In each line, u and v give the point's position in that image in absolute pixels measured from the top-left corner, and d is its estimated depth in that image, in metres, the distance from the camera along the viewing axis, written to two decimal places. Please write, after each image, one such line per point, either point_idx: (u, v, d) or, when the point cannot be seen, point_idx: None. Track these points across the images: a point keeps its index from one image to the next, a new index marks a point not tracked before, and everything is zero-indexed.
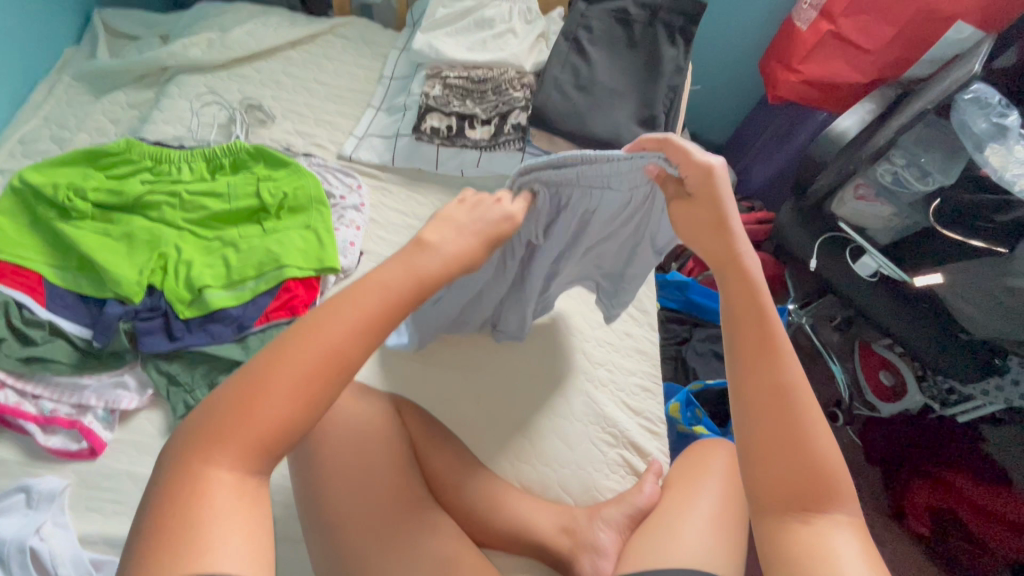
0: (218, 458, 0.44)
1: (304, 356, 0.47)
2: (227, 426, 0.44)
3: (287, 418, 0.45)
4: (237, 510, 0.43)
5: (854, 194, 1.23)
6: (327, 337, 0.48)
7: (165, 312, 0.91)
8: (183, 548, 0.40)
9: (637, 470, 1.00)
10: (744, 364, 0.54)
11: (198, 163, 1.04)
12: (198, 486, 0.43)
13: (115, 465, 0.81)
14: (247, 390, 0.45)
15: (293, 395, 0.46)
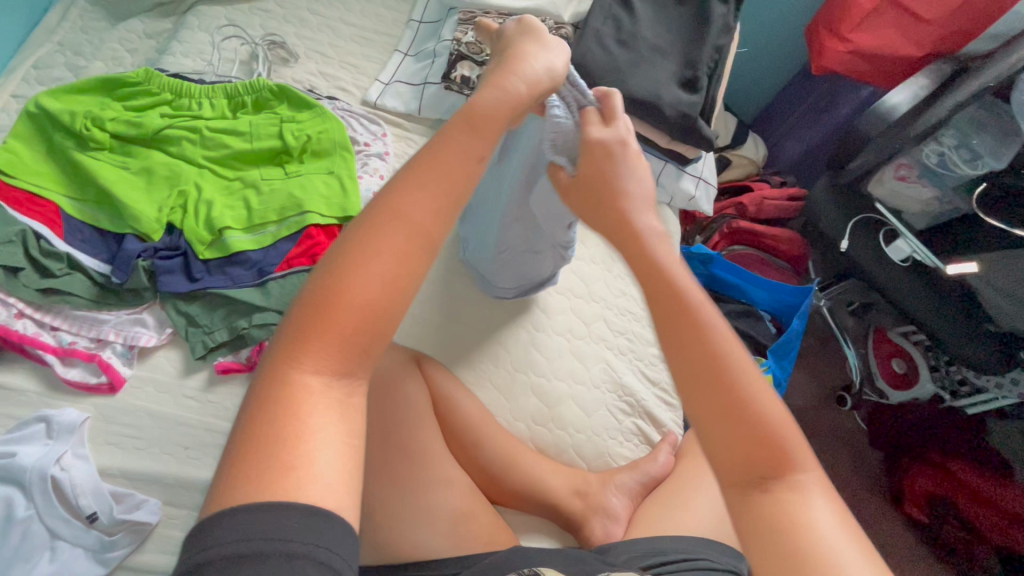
0: (311, 355, 0.40)
1: (397, 239, 0.43)
2: (313, 318, 0.40)
3: (377, 307, 0.42)
4: (337, 419, 0.39)
5: (895, 174, 1.19)
6: (411, 224, 0.44)
7: (184, 252, 0.88)
8: (284, 471, 0.35)
9: (651, 440, 1.00)
10: (664, 332, 0.49)
11: (219, 99, 1.00)
12: (290, 395, 0.38)
13: (133, 401, 0.81)
14: (337, 272, 0.41)
15: (379, 275, 0.42)
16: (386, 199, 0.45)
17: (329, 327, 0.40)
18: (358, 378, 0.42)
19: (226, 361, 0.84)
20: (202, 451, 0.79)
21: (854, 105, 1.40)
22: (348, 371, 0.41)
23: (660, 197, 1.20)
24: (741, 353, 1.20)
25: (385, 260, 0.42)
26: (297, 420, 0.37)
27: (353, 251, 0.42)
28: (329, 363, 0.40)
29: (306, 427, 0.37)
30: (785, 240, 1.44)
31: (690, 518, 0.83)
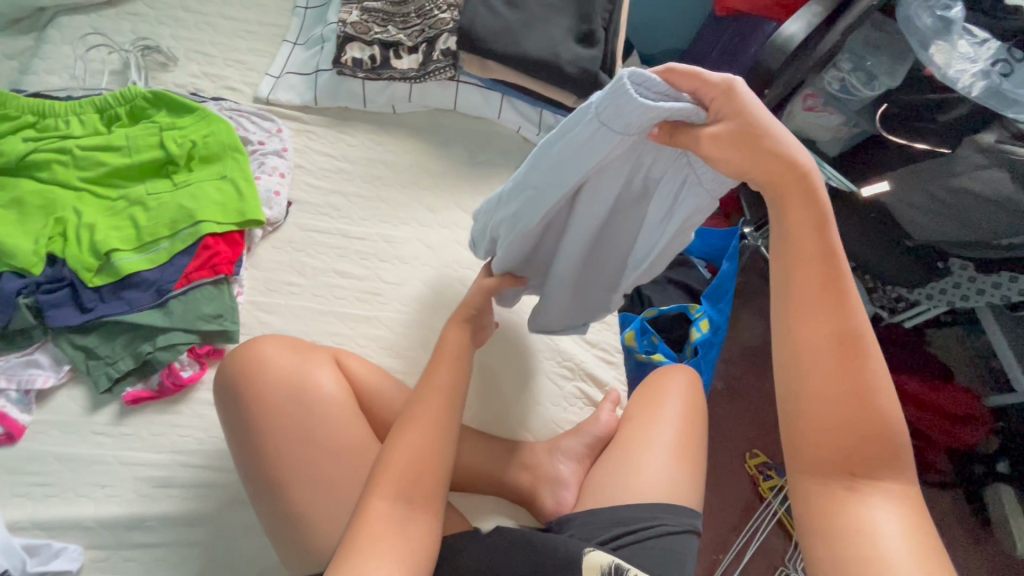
0: (378, 493, 0.60)
1: (427, 418, 0.66)
2: (381, 477, 0.61)
3: (426, 457, 0.63)
4: (404, 528, 0.59)
5: (803, 105, 1.22)
6: (440, 393, 0.68)
7: (71, 282, 0.82)
8: (355, 558, 0.56)
9: (595, 401, 1.00)
10: (796, 308, 0.53)
11: (89, 115, 0.91)
12: (364, 517, 0.59)
13: (38, 447, 0.76)
14: (400, 433, 0.64)
15: (421, 441, 0.64)
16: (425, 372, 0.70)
17: (386, 482, 0.61)
18: (416, 504, 0.61)
19: (135, 391, 0.80)
20: (120, 487, 0.76)
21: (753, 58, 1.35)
22: (410, 497, 0.61)
23: None
24: (677, 302, 1.20)
25: (428, 433, 0.65)
26: (371, 534, 0.58)
27: (403, 420, 0.65)
28: (394, 495, 0.60)
29: (366, 553, 0.56)
30: None
31: (643, 483, 0.82)
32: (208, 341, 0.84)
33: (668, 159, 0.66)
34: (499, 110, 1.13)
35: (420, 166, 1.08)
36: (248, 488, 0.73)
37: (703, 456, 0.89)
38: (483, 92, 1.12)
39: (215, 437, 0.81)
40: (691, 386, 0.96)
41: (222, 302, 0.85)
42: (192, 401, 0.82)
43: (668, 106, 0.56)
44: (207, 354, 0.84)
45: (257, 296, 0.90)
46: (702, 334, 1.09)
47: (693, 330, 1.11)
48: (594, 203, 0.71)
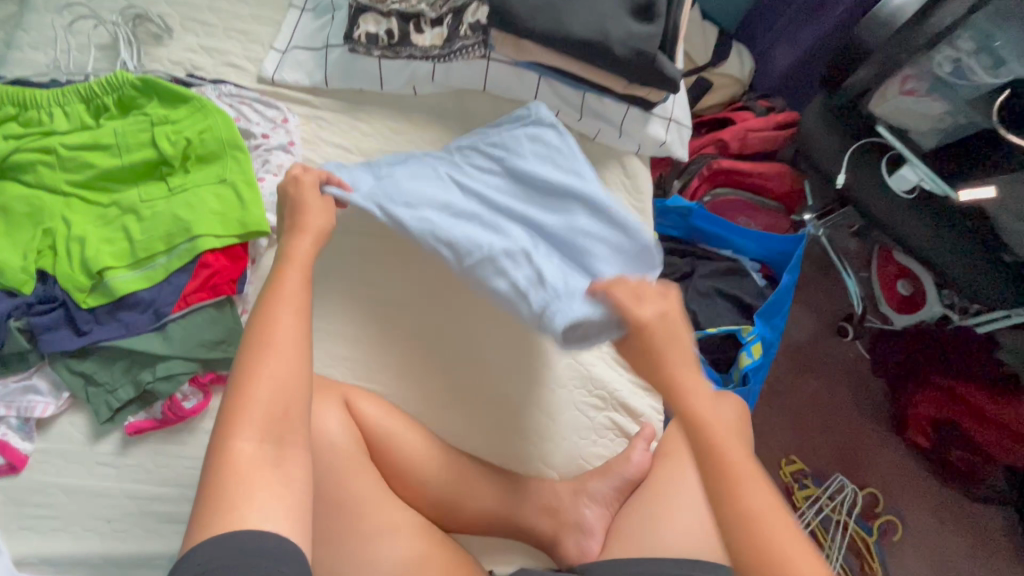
0: (241, 432, 0.48)
1: (289, 333, 0.53)
2: (236, 407, 0.49)
3: (301, 378, 0.52)
4: (276, 472, 0.48)
5: (900, 88, 1.01)
6: (297, 305, 0.56)
7: (64, 302, 0.75)
8: (232, 508, 0.44)
9: (628, 433, 0.91)
10: (723, 486, 0.48)
11: (74, 105, 0.81)
12: (227, 462, 0.47)
13: (43, 478, 0.73)
14: (248, 360, 0.51)
15: (289, 359, 0.52)
16: (274, 288, 0.57)
17: (253, 415, 0.48)
18: (289, 441, 0.50)
19: (137, 421, 0.75)
20: (127, 522, 0.73)
21: (837, 20, 1.19)
22: (279, 436, 0.49)
23: (627, 146, 1.05)
24: (726, 317, 1.08)
25: (295, 351, 0.53)
26: (244, 480, 0.46)
27: (262, 338, 0.52)
28: (261, 432, 0.48)
29: (250, 497, 0.45)
30: (774, 177, 1.19)
31: (674, 533, 0.77)
32: (210, 369, 0.77)
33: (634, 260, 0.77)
34: (536, 92, 0.98)
35: None
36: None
37: (745, 504, 0.83)
38: (518, 72, 0.95)
39: None
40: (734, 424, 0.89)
41: (223, 327, 0.78)
42: (197, 431, 0.77)
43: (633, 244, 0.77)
44: (211, 382, 0.77)
45: None
46: (752, 361, 0.98)
47: (742, 354, 1.00)
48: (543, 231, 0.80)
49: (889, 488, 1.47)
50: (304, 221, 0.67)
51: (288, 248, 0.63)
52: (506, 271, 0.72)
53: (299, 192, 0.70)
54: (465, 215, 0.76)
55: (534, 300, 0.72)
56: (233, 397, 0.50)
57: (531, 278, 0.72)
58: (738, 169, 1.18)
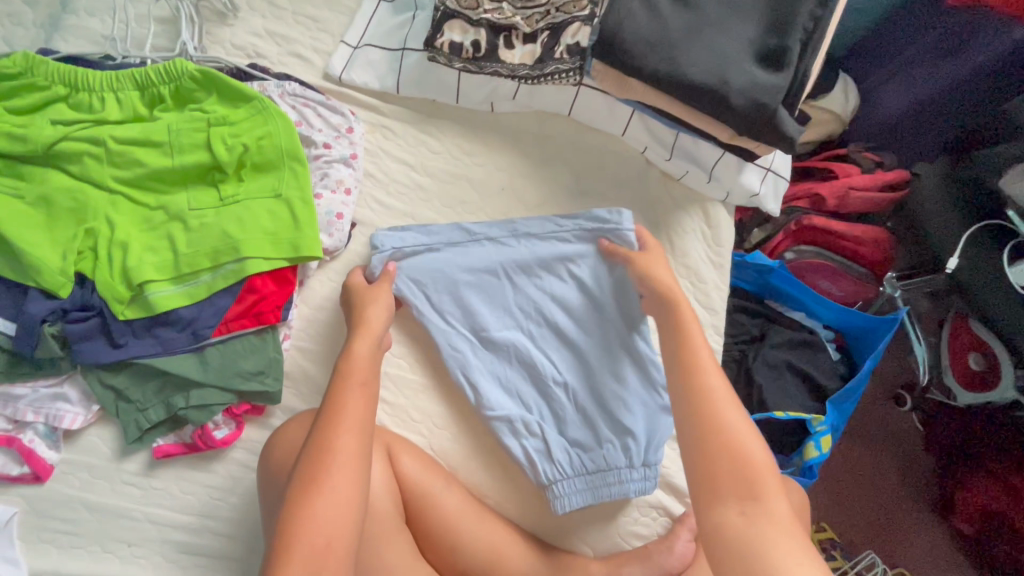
0: (286, 573, 0.51)
1: (348, 460, 0.57)
2: (286, 535, 0.53)
3: (351, 510, 0.55)
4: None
5: None
6: (355, 428, 0.59)
7: (101, 310, 0.71)
8: None
9: (673, 514, 0.84)
10: (701, 431, 0.60)
11: (128, 92, 0.74)
12: None
13: (67, 491, 0.70)
14: (304, 502, 0.54)
15: (343, 483, 0.56)
16: (333, 406, 0.61)
17: (298, 553, 0.52)
18: (328, 572, 0.52)
19: (166, 444, 0.72)
20: (147, 548, 0.70)
21: (975, 66, 1.00)
22: (317, 568, 0.52)
23: (714, 193, 0.94)
24: (791, 394, 0.99)
25: (347, 479, 0.56)
26: None
27: (315, 474, 0.56)
28: (301, 569, 0.51)
29: None
30: (869, 244, 1.06)
31: None
32: (245, 400, 0.72)
33: (656, 416, 0.80)
34: (625, 126, 0.89)
35: (512, 189, 0.88)
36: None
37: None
38: (609, 102, 0.87)
39: (245, 507, 0.72)
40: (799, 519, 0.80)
41: (260, 357, 0.73)
42: (226, 461, 0.73)
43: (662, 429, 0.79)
44: (245, 412, 0.73)
45: (307, 343, 0.77)
46: (820, 455, 0.91)
47: (810, 445, 0.92)
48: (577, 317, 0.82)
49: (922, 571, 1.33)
50: (365, 320, 0.71)
51: (347, 352, 0.66)
52: (521, 435, 0.78)
53: (354, 281, 0.76)
54: (511, 319, 0.82)
55: (540, 470, 0.78)
56: (286, 532, 0.53)
57: (543, 448, 0.78)
58: (831, 229, 1.06)
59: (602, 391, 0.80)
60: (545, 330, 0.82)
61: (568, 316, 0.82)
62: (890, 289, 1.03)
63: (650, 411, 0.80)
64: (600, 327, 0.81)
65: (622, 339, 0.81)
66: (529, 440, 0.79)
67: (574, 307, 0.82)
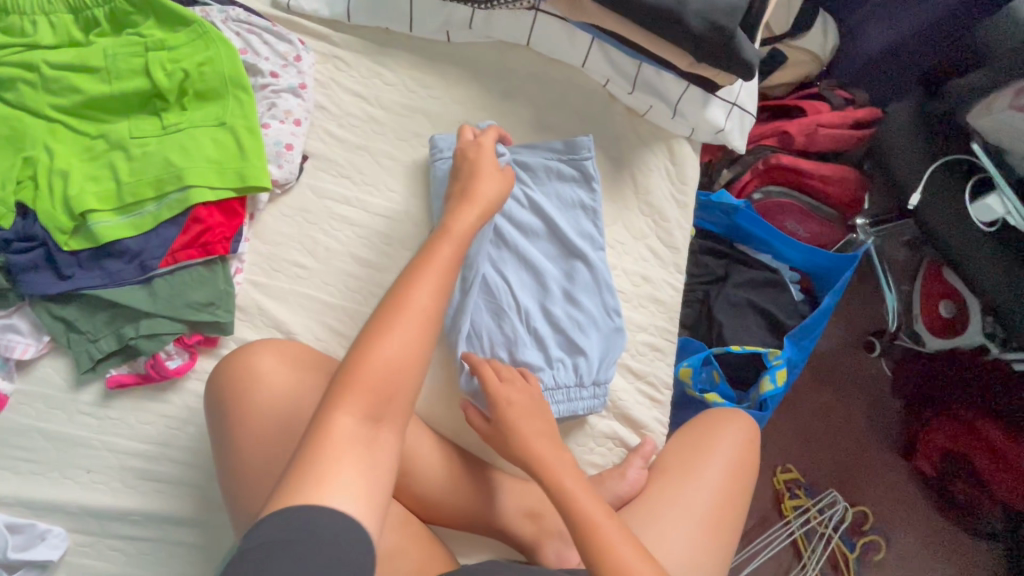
0: (346, 407, 0.49)
1: (412, 322, 0.54)
2: (354, 374, 0.50)
3: (415, 364, 0.53)
4: (367, 448, 0.48)
5: (1012, 101, 0.84)
6: (435, 288, 0.57)
7: (44, 241, 0.70)
8: (322, 474, 0.45)
9: (627, 445, 0.87)
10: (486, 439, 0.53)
11: (61, 15, 0.72)
12: (327, 432, 0.47)
13: (24, 420, 0.71)
14: (371, 341, 0.52)
15: (419, 335, 0.54)
16: (416, 267, 0.58)
17: (359, 389, 0.49)
18: (384, 419, 0.50)
19: (118, 375, 0.72)
20: (106, 475, 0.72)
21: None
22: (375, 414, 0.50)
23: (677, 129, 0.92)
24: (752, 332, 1.00)
25: (413, 339, 0.54)
26: (334, 450, 0.46)
27: (383, 320, 0.53)
28: (363, 409, 0.49)
29: (334, 468, 0.45)
30: (836, 183, 1.06)
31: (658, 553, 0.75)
32: (197, 331, 0.73)
33: (607, 335, 0.82)
34: (585, 57, 0.87)
35: (469, 123, 0.86)
36: (250, 441, 0.65)
37: (736, 532, 0.81)
38: (567, 30, 0.85)
39: (202, 435, 0.73)
40: (743, 449, 0.85)
41: (208, 287, 0.72)
42: (181, 392, 0.73)
43: (608, 351, 0.81)
44: (197, 343, 0.73)
45: (260, 276, 0.77)
46: (774, 388, 0.92)
47: (766, 380, 0.93)
48: (534, 240, 0.84)
49: (883, 509, 1.34)
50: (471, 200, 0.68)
51: (452, 219, 0.66)
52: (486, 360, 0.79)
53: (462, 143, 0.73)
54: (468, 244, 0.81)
55: None
56: (353, 366, 0.51)
57: None
58: (798, 168, 1.05)
59: (559, 316, 0.81)
60: (505, 256, 0.82)
61: (528, 240, 0.84)
62: (863, 236, 1.05)
63: (603, 332, 0.82)
64: (557, 248, 0.84)
65: (576, 261, 0.83)
66: None
67: (535, 228, 0.84)
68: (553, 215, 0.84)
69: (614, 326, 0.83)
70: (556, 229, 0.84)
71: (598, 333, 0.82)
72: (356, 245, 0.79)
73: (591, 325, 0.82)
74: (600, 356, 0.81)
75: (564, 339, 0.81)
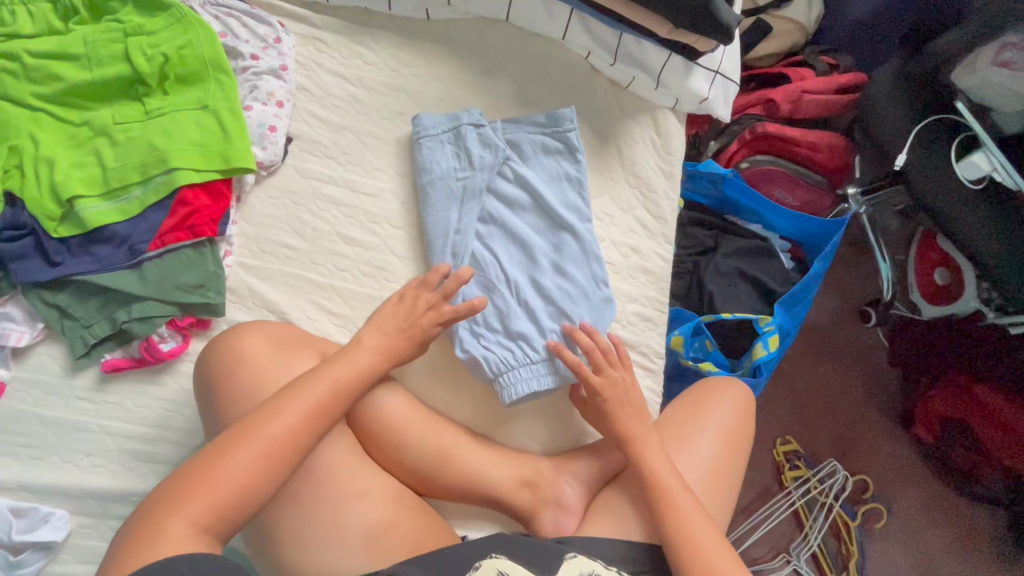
0: (179, 513, 0.51)
1: (260, 443, 0.56)
2: (193, 482, 0.53)
3: (252, 484, 0.55)
4: (183, 557, 0.49)
5: (995, 59, 0.86)
6: (301, 411, 0.59)
7: (33, 229, 0.71)
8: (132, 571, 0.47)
9: None
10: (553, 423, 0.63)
11: (40, 5, 0.73)
12: (152, 532, 0.50)
13: (22, 406, 0.72)
14: (211, 459, 0.55)
15: (263, 456, 0.56)
16: (287, 390, 0.61)
17: (192, 504, 0.52)
18: (211, 533, 0.52)
19: (113, 359, 0.73)
20: (105, 458, 0.73)
21: None
22: (204, 527, 0.52)
23: (661, 99, 0.92)
24: (742, 301, 1.00)
25: (259, 458, 0.56)
26: (153, 556, 0.48)
27: (233, 438, 0.56)
28: (193, 517, 0.51)
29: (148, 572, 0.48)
30: (823, 149, 1.06)
31: None
32: (189, 313, 0.73)
33: (597, 305, 0.82)
34: (565, 29, 0.87)
35: (452, 100, 0.86)
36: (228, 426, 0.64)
37: (732, 495, 0.82)
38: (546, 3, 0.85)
39: (198, 416, 0.74)
40: (736, 416, 0.85)
41: (196, 269, 0.73)
42: (175, 374, 0.74)
43: (599, 320, 0.82)
44: (189, 326, 0.74)
45: (249, 258, 0.77)
46: (767, 354, 0.92)
47: (758, 345, 0.93)
48: (522, 214, 0.84)
49: (883, 478, 1.34)
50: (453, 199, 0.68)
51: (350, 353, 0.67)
52: (479, 332, 0.80)
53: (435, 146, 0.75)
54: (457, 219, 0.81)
55: (489, 362, 0.79)
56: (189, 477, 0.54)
57: (499, 343, 0.79)
58: (785, 136, 1.05)
59: (548, 286, 0.81)
60: (495, 230, 0.82)
61: (517, 215, 0.83)
62: (855, 205, 1.03)
63: (592, 301, 0.82)
64: (545, 221, 0.84)
65: (564, 232, 0.83)
66: (487, 340, 0.80)
67: (522, 201, 0.83)
68: (539, 187, 0.83)
69: (602, 295, 0.82)
70: (544, 202, 0.83)
71: (586, 302, 0.82)
72: (344, 224, 0.79)
73: (581, 296, 0.82)
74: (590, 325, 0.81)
75: (555, 310, 0.81)
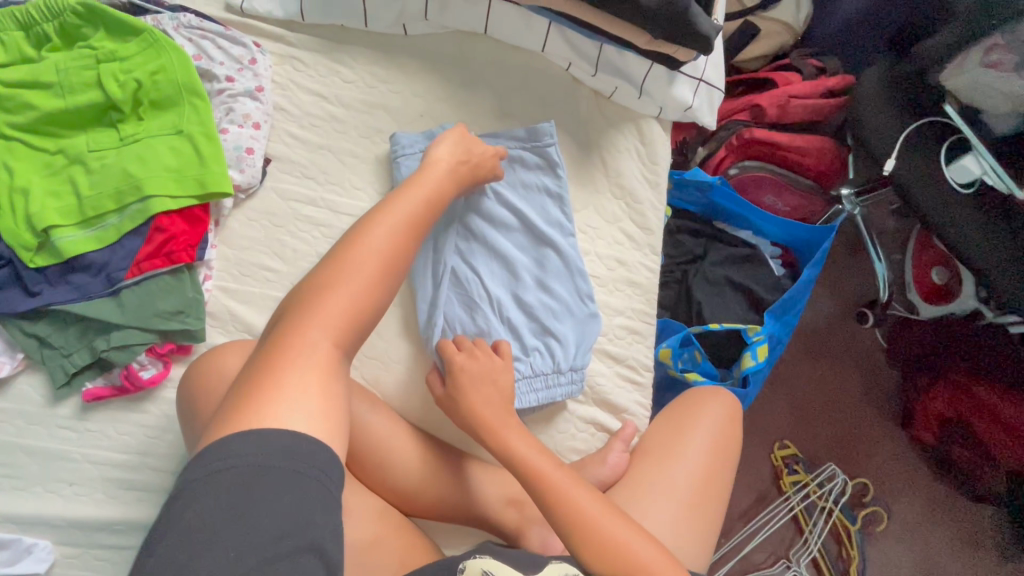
0: (311, 329, 0.52)
1: (366, 266, 0.58)
2: (309, 309, 0.54)
3: (368, 301, 0.57)
4: (318, 371, 0.50)
5: (982, 60, 0.84)
6: (393, 237, 0.62)
7: (11, 260, 0.71)
8: (271, 397, 0.47)
9: (609, 430, 0.86)
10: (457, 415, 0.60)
11: (11, 33, 0.73)
12: (286, 354, 0.50)
13: (5, 436, 0.72)
14: (321, 284, 0.56)
15: (371, 278, 0.58)
16: (371, 216, 0.63)
17: (317, 322, 0.53)
18: (346, 347, 0.54)
19: (95, 387, 0.72)
20: (89, 486, 0.73)
21: None
22: (337, 341, 0.53)
23: (644, 109, 0.91)
24: (732, 309, 0.99)
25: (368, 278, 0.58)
26: (295, 372, 0.49)
27: (335, 267, 0.57)
28: (327, 332, 0.53)
29: (296, 383, 0.49)
30: (812, 153, 1.04)
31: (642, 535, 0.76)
32: (169, 340, 0.73)
33: (582, 321, 0.82)
34: (544, 41, 0.86)
35: (431, 115, 0.85)
36: None
37: (721, 509, 0.81)
38: (524, 16, 0.84)
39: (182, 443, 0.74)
40: (724, 427, 0.84)
41: (174, 296, 0.73)
42: (157, 400, 0.74)
43: (584, 337, 0.81)
44: (170, 352, 0.73)
45: (229, 283, 0.77)
46: (756, 364, 0.91)
47: (747, 355, 0.92)
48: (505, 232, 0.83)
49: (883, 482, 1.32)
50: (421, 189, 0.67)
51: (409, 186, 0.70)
52: None
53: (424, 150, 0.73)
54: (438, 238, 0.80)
55: None
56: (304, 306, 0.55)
57: None
58: (773, 142, 1.03)
59: (531, 302, 0.81)
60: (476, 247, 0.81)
61: (498, 233, 0.82)
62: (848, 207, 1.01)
63: (577, 318, 0.82)
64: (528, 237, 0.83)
65: (549, 244, 0.83)
66: None
67: (503, 218, 0.83)
68: (519, 206, 0.83)
69: (586, 312, 0.82)
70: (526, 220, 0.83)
71: (572, 318, 0.81)
72: (323, 245, 0.78)
73: (567, 311, 0.82)
74: (574, 343, 0.80)
75: (539, 327, 0.81)
